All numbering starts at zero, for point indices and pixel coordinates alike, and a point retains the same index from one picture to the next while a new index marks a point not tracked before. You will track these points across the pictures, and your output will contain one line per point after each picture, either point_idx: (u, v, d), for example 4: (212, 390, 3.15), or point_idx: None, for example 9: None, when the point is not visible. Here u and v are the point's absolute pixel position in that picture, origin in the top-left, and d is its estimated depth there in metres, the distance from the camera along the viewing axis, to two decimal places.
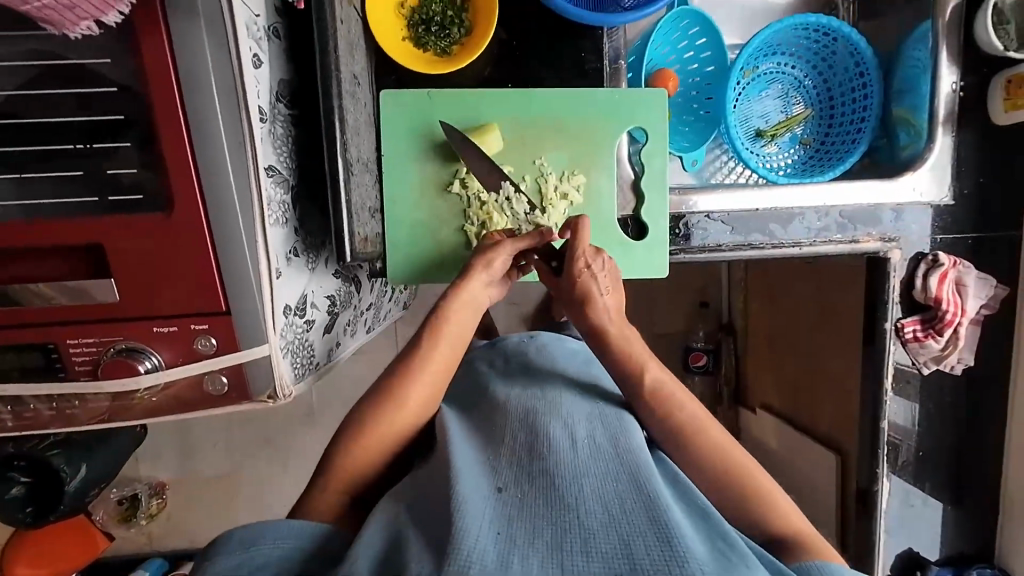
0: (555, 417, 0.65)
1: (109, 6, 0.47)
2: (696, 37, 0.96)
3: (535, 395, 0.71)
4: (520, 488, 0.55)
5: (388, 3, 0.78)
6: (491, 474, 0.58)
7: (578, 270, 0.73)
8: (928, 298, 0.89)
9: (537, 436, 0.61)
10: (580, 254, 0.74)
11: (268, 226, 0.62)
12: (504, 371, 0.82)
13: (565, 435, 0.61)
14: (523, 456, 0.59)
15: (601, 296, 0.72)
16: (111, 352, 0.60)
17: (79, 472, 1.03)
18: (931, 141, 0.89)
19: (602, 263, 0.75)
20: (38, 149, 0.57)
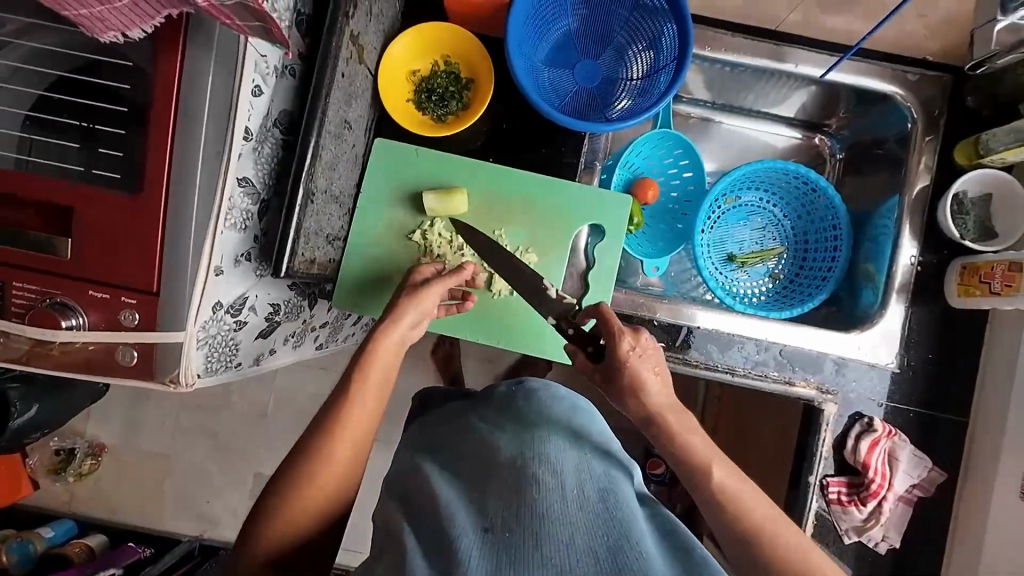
0: (544, 461, 0.60)
1: (134, 24, 0.55)
2: (681, 157, 1.03)
3: (524, 432, 0.64)
4: (509, 529, 0.53)
5: (402, 69, 0.88)
6: (479, 513, 0.56)
7: (625, 353, 0.66)
8: (857, 462, 0.86)
9: (527, 481, 0.57)
10: (622, 337, 0.67)
11: (222, 228, 0.68)
12: (488, 412, 0.72)
13: (554, 483, 0.57)
14: (513, 499, 0.56)
15: (648, 382, 0.65)
16: (45, 302, 0.65)
17: (28, 410, 1.10)
18: (884, 306, 0.90)
19: (649, 344, 0.68)
20: (61, 121, 0.69)
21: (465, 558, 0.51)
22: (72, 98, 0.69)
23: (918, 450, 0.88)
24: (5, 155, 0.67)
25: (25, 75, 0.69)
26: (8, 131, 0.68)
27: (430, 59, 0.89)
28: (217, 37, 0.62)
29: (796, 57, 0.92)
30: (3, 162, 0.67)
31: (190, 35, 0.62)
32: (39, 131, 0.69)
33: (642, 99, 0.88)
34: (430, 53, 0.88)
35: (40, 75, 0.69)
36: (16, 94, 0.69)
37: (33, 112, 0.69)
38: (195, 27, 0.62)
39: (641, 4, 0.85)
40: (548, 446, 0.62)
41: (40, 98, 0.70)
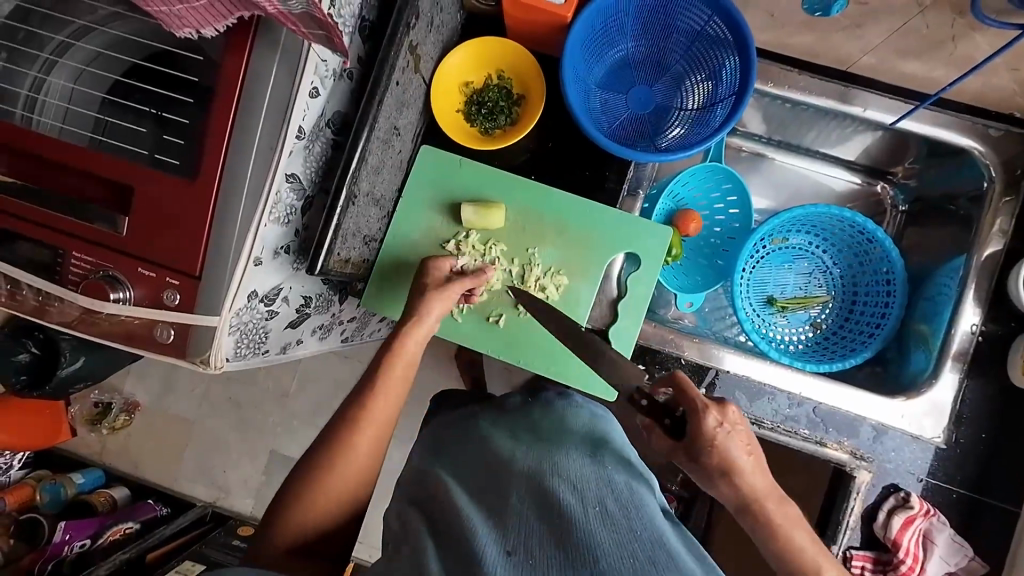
0: (563, 478, 0.59)
1: (209, 23, 0.58)
2: (729, 192, 0.99)
3: (541, 450, 0.64)
4: (530, 552, 0.52)
5: (455, 80, 0.89)
6: (501, 532, 0.54)
7: (711, 429, 0.62)
8: (887, 539, 0.80)
9: (547, 501, 0.56)
10: (707, 413, 0.62)
11: (267, 222, 0.70)
12: (510, 424, 0.72)
13: (573, 498, 0.56)
14: (533, 516, 0.55)
15: (740, 463, 0.61)
16: (98, 274, 0.69)
17: (76, 361, 1.18)
18: (936, 373, 0.83)
19: (737, 416, 0.64)
20: (129, 105, 0.74)
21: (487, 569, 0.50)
22: (143, 84, 0.74)
23: (958, 535, 0.81)
24: (80, 133, 0.72)
25: (106, 61, 0.74)
26: (86, 111, 0.73)
27: (483, 72, 0.89)
28: (282, 39, 0.65)
29: (864, 100, 0.87)
30: (78, 139, 0.72)
31: (258, 36, 0.65)
32: (112, 112, 0.74)
33: (696, 131, 0.85)
34: (484, 66, 0.89)
35: (117, 61, 0.74)
36: (97, 78, 0.75)
37: (109, 96, 0.74)
38: (263, 29, 0.64)
39: (704, 33, 0.83)
40: (565, 462, 0.61)
41: (116, 82, 0.75)
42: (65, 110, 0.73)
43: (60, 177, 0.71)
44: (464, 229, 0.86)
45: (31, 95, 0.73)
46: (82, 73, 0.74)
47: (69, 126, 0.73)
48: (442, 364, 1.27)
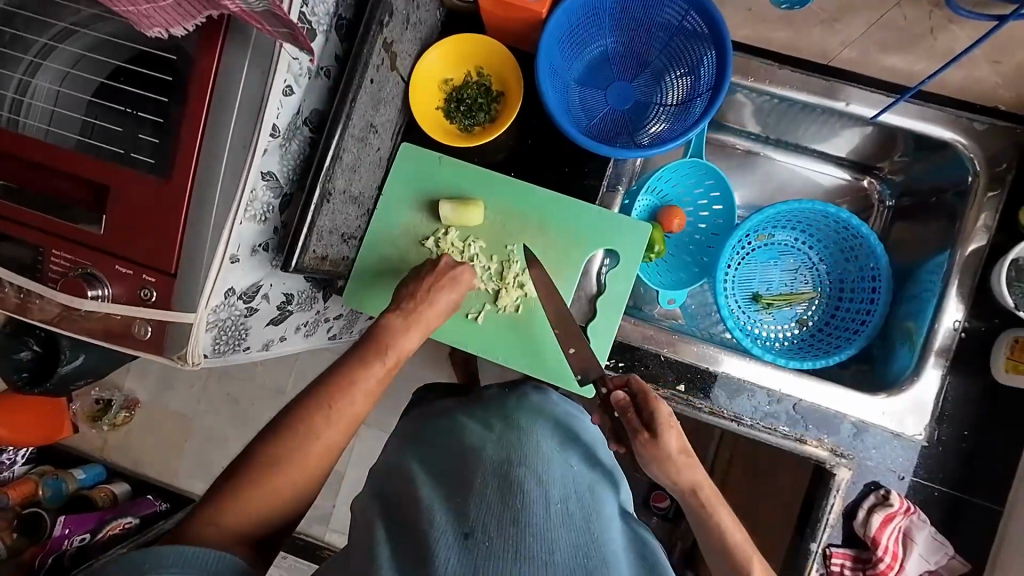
0: (531, 473, 0.61)
1: (179, 22, 0.58)
2: (712, 188, 0.99)
3: (513, 439, 0.65)
4: (487, 534, 0.53)
5: (434, 78, 0.89)
6: (460, 513, 0.55)
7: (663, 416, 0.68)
8: (867, 537, 0.79)
9: (511, 489, 0.58)
10: (659, 402, 0.70)
11: (242, 219, 0.71)
12: (482, 417, 0.72)
13: (539, 493, 0.58)
14: (497, 505, 0.56)
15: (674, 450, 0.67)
16: (78, 272, 0.70)
17: (75, 359, 1.19)
18: (918, 370, 0.82)
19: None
20: (112, 106, 0.74)
21: (438, 560, 0.51)
22: (125, 84, 0.74)
23: (939, 533, 0.81)
24: (66, 135, 0.73)
25: (90, 65, 0.76)
26: (72, 114, 0.74)
27: (463, 69, 0.89)
28: (254, 38, 0.65)
29: (847, 95, 0.86)
30: (64, 141, 0.73)
31: (229, 35, 0.65)
32: (96, 114, 0.75)
33: (675, 126, 0.85)
34: (463, 63, 0.89)
35: (101, 64, 0.75)
36: (82, 81, 0.76)
37: (95, 98, 0.75)
38: (235, 28, 0.65)
39: (682, 28, 0.83)
40: (534, 456, 0.63)
41: (100, 85, 0.76)
42: (50, 112, 0.74)
43: (42, 176, 0.72)
44: (442, 227, 0.86)
45: (16, 97, 0.74)
46: (67, 76, 0.75)
47: (55, 127, 0.74)
48: (432, 360, 1.27)
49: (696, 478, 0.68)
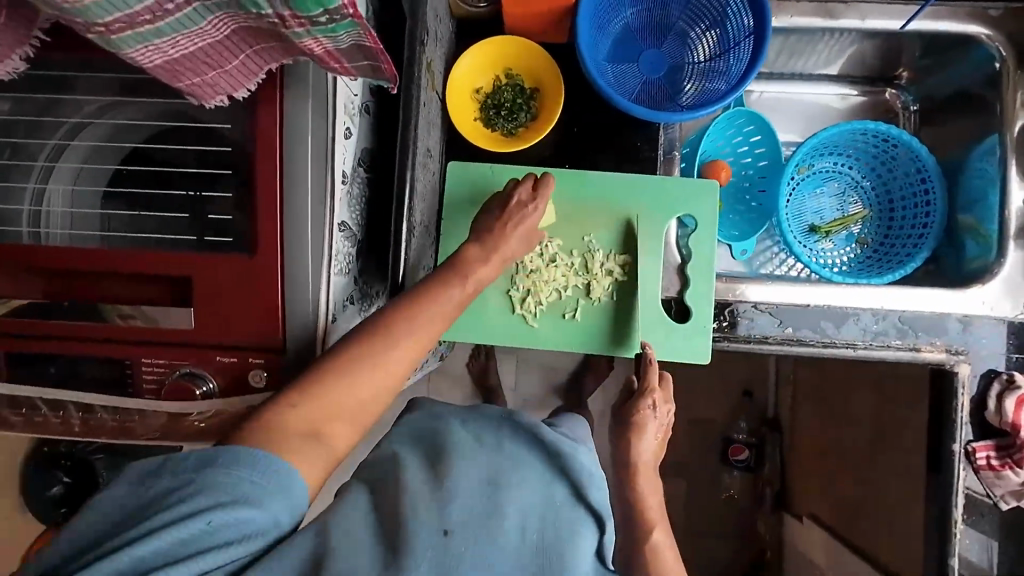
0: (513, 488, 0.57)
1: (242, 84, 0.57)
2: (751, 134, 1.01)
3: (502, 455, 0.62)
4: (466, 541, 0.51)
5: (466, 89, 0.88)
6: (442, 507, 0.53)
7: (645, 407, 0.82)
8: (1004, 422, 0.81)
9: (491, 500, 0.55)
10: (650, 394, 0.82)
11: (333, 275, 0.68)
12: (476, 424, 0.68)
13: (513, 510, 0.55)
14: (473, 504, 0.54)
15: (647, 435, 0.82)
16: (175, 375, 0.66)
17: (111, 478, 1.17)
18: (1002, 255, 0.85)
19: (663, 412, 0.84)
20: (146, 192, 0.71)
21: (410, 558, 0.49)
22: (156, 166, 0.71)
23: None
24: (89, 233, 0.69)
25: (99, 153, 0.71)
26: (89, 210, 0.69)
27: (492, 74, 0.88)
28: (312, 83, 0.62)
29: (860, 11, 0.90)
30: (87, 240, 0.68)
31: (286, 86, 0.62)
32: (117, 205, 0.70)
33: (716, 79, 0.86)
34: (492, 68, 0.88)
35: (113, 151, 0.71)
36: (92, 175, 0.70)
37: (111, 188, 0.70)
38: (289, 80, 0.62)
39: None
40: (520, 477, 0.59)
41: (115, 172, 0.71)
42: (69, 214, 0.69)
43: (98, 286, 0.69)
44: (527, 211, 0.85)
45: (32, 209, 0.68)
46: (80, 172, 0.70)
47: (78, 229, 0.69)
48: None
49: (639, 448, 0.82)
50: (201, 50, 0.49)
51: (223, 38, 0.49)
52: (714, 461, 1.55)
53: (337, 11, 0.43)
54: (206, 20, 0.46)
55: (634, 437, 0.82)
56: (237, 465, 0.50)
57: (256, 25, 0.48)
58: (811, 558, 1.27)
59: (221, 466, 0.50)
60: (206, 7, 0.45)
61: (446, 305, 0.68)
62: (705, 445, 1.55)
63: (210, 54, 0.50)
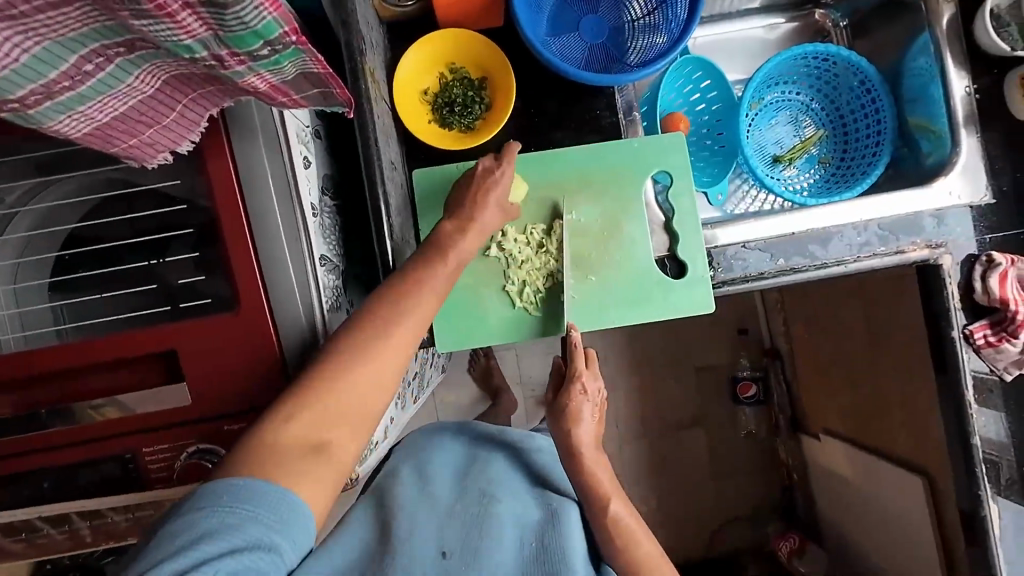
0: (508, 490, 0.72)
1: (182, 137, 0.52)
2: (700, 80, 1.02)
3: (495, 464, 0.77)
4: (463, 560, 0.62)
5: (414, 93, 0.85)
6: (439, 534, 0.64)
7: (575, 391, 0.76)
8: (993, 300, 0.85)
9: (486, 522, 0.66)
10: (579, 377, 0.77)
11: (326, 314, 0.65)
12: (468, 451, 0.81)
13: (507, 518, 0.68)
14: (467, 522, 0.66)
15: (584, 418, 0.76)
16: (184, 456, 0.62)
17: None
18: (958, 146, 0.88)
19: (595, 390, 0.78)
20: (101, 271, 0.66)
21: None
22: (106, 242, 0.66)
23: None
24: (44, 330, 0.63)
25: (35, 241, 0.65)
26: (38, 304, 0.64)
27: (437, 73, 0.86)
28: (258, 121, 0.58)
29: None
30: (44, 337, 0.63)
31: (231, 131, 0.58)
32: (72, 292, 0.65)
33: (658, 32, 0.86)
34: (436, 66, 0.86)
35: (51, 236, 0.65)
36: (33, 266, 0.65)
37: (58, 276, 0.65)
38: (233, 121, 0.58)
39: None
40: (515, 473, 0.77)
41: (58, 259, 0.66)
42: (17, 314, 0.64)
43: (68, 381, 0.62)
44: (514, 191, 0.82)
45: None
46: (19, 266, 0.64)
47: (31, 328, 0.64)
48: None
49: (578, 434, 0.75)
50: (132, 108, 0.45)
51: (154, 91, 0.44)
52: (725, 402, 1.58)
53: (279, 40, 0.38)
54: (133, 75, 0.42)
55: (570, 425, 0.75)
56: (240, 503, 0.48)
57: (189, 70, 0.44)
58: (839, 472, 1.31)
59: (223, 507, 0.48)
60: (131, 62, 0.40)
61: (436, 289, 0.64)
62: (715, 389, 1.58)
63: (143, 111, 0.45)
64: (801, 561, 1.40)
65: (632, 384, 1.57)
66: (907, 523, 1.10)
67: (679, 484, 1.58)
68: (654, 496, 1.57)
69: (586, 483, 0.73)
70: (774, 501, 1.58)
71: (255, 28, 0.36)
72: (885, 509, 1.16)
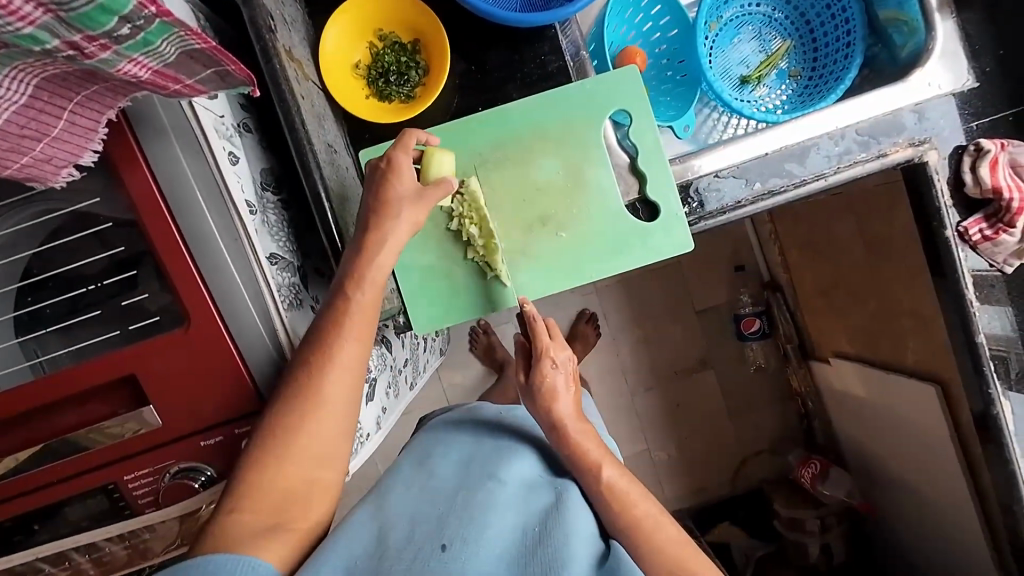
0: (506, 475, 0.71)
1: (83, 147, 0.49)
2: (650, 7, 0.95)
3: (493, 451, 0.76)
4: (462, 546, 0.60)
5: (343, 68, 0.80)
6: (437, 529, 0.63)
7: (546, 369, 0.73)
8: (985, 191, 0.80)
9: (485, 509, 0.65)
10: (545, 353, 0.73)
11: (285, 311, 0.62)
12: (471, 437, 0.80)
13: (507, 504, 0.67)
14: (466, 512, 0.65)
15: (559, 394, 0.73)
16: (167, 477, 0.61)
17: None
18: (932, 31, 0.82)
19: (566, 360, 0.75)
20: (66, 297, 0.61)
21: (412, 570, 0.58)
22: (70, 266, 0.60)
23: None
24: (18, 367, 0.60)
25: None
26: (6, 344, 0.60)
27: (366, 44, 0.81)
28: (167, 121, 0.55)
29: None
30: (19, 375, 0.60)
31: (140, 136, 0.54)
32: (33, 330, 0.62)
33: None
34: (363, 37, 0.81)
35: (9, 267, 0.59)
36: None
37: (22, 309, 0.60)
38: (140, 125, 0.54)
39: None
40: (514, 457, 0.75)
41: (20, 292, 0.60)
42: None
43: (54, 417, 0.61)
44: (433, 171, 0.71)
45: None
46: None
47: (2, 368, 0.60)
48: None
49: (559, 410, 0.72)
50: (9, 122, 0.41)
51: (29, 99, 0.41)
52: (731, 342, 1.56)
53: (137, 15, 0.36)
54: None
55: (547, 403, 0.73)
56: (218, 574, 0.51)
57: (60, 69, 0.40)
58: (852, 391, 1.29)
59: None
60: None
61: (368, 297, 0.62)
62: (720, 329, 1.56)
63: (23, 123, 0.42)
64: (824, 485, 1.39)
65: (634, 338, 1.55)
66: (922, 432, 1.09)
67: (695, 428, 1.58)
68: (671, 443, 1.57)
69: (573, 453, 0.71)
70: (794, 430, 1.58)
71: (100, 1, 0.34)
72: (898, 420, 1.16)
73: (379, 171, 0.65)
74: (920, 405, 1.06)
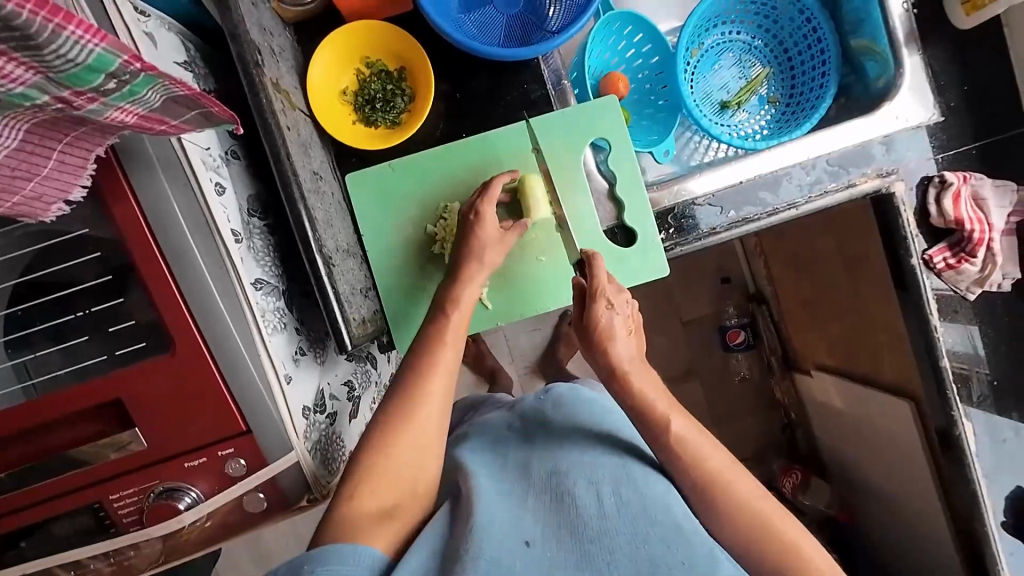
0: (569, 460, 0.68)
1: (72, 183, 0.51)
2: (633, 35, 0.98)
3: (543, 442, 0.73)
4: (549, 540, 0.60)
5: (332, 95, 0.83)
6: (519, 522, 0.62)
7: (601, 309, 0.69)
8: (949, 222, 0.84)
9: (563, 498, 0.63)
10: (600, 295, 0.70)
11: (270, 335, 0.64)
12: (520, 430, 0.78)
13: (585, 486, 0.64)
14: (548, 505, 0.63)
15: (618, 338, 0.69)
16: (152, 497, 0.63)
17: None
18: (900, 66, 0.85)
19: (621, 302, 0.72)
20: (57, 321, 0.62)
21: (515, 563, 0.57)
22: (58, 291, 0.62)
23: (998, 181, 0.86)
24: (9, 389, 0.62)
25: None
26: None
27: (353, 71, 0.84)
28: (154, 154, 0.57)
29: None
30: (10, 398, 0.61)
31: (128, 168, 0.56)
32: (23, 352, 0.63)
33: None
34: (351, 64, 0.83)
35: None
36: None
37: (13, 333, 0.62)
38: (128, 158, 0.56)
39: None
40: (568, 441, 0.72)
41: (9, 317, 0.61)
42: None
43: (41, 438, 0.63)
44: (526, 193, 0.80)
45: None
46: None
47: None
48: None
49: (616, 353, 0.69)
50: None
51: (19, 144, 0.43)
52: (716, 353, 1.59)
53: (122, 71, 0.38)
54: None
55: (605, 346, 0.69)
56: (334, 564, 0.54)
57: (49, 116, 0.42)
58: (832, 404, 1.31)
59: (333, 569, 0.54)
60: None
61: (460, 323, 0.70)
62: (706, 340, 1.59)
63: (13, 166, 0.44)
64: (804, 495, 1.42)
65: None
66: (894, 448, 1.12)
67: None
68: None
69: None
70: (777, 440, 1.61)
71: (86, 63, 0.36)
72: (872, 434, 1.19)
73: (467, 220, 0.74)
74: (892, 419, 1.08)
